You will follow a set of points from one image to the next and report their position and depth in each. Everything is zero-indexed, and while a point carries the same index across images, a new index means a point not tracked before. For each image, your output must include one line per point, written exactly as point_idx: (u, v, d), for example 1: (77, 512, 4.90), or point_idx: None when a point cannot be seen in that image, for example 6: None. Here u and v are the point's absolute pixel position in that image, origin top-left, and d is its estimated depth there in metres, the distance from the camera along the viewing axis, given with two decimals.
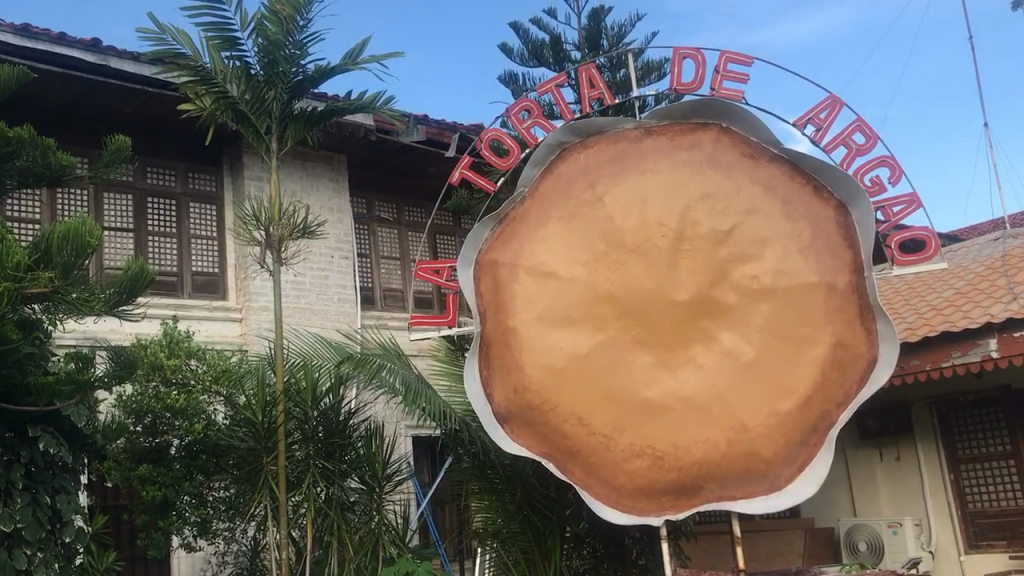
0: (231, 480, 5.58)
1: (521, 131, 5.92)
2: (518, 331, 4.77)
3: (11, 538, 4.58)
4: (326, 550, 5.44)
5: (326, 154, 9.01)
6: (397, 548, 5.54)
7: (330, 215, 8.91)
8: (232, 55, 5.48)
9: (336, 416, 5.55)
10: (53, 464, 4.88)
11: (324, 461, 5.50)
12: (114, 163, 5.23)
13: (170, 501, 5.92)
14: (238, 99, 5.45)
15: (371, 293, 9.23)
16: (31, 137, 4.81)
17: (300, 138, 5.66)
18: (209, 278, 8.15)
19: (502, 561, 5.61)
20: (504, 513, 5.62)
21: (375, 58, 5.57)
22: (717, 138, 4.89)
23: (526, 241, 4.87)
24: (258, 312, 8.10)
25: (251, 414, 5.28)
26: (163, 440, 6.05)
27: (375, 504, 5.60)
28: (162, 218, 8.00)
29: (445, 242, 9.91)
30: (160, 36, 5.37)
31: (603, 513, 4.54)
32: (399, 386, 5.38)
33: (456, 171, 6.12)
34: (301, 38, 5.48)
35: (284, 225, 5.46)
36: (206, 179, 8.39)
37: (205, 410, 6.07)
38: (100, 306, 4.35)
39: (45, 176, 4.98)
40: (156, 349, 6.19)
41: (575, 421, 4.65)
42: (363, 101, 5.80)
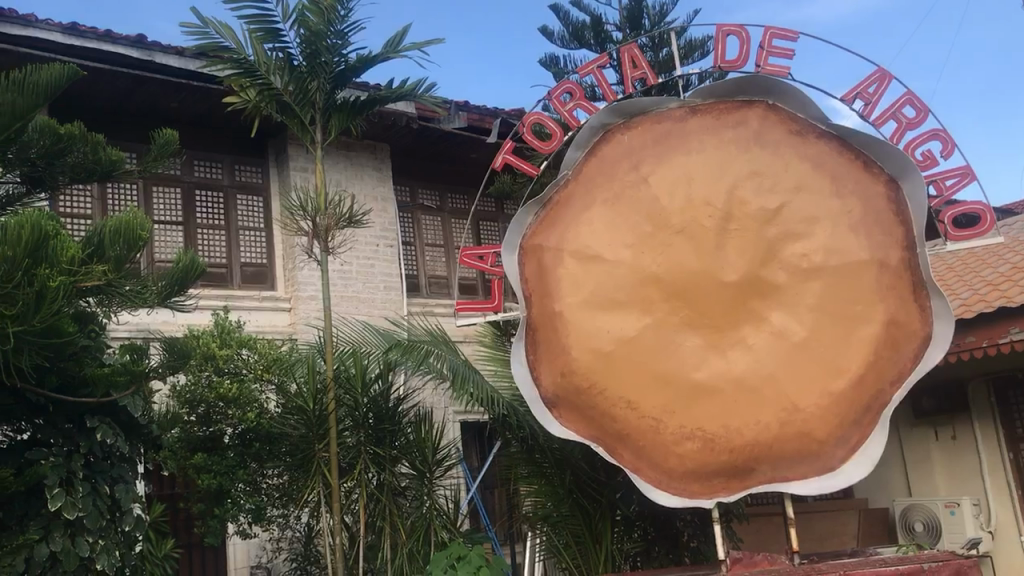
0: (285, 468, 5.66)
1: (564, 114, 5.85)
2: (564, 316, 4.74)
3: (73, 527, 4.67)
4: (379, 535, 5.52)
5: (369, 143, 9.05)
6: (449, 533, 5.58)
7: (375, 204, 8.95)
8: (274, 46, 5.51)
9: (386, 403, 5.60)
10: (111, 454, 4.98)
11: (376, 447, 5.57)
12: (162, 156, 5.29)
13: (225, 490, 6.02)
14: (282, 91, 5.49)
15: (416, 280, 9.27)
16: (81, 133, 4.91)
17: (343, 128, 5.70)
18: (258, 269, 8.24)
19: (552, 545, 5.61)
20: (554, 497, 5.60)
21: (415, 45, 5.57)
22: (764, 116, 4.82)
23: (570, 224, 4.83)
24: (307, 301, 8.18)
25: (303, 402, 5.35)
26: (217, 429, 6.12)
27: (426, 488, 5.64)
28: (210, 210, 8.11)
29: (488, 228, 9.92)
30: (203, 30, 5.43)
31: (653, 496, 4.53)
32: (446, 372, 5.40)
33: (499, 156, 6.07)
34: (343, 27, 5.50)
35: (330, 215, 5.51)
36: (252, 170, 8.47)
37: (257, 399, 6.16)
38: (154, 299, 4.46)
39: (96, 171, 5.07)
40: (208, 340, 6.26)
41: (624, 405, 4.64)
42: (404, 89, 5.80)
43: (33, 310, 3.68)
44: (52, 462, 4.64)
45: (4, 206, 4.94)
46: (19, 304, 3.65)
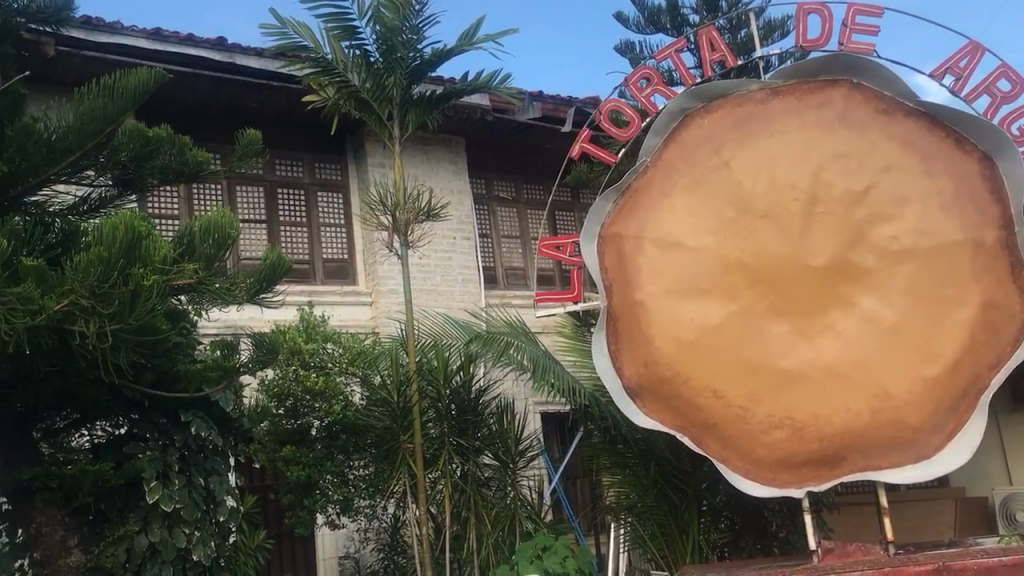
0: (371, 459, 5.74)
1: (641, 99, 5.73)
2: (645, 305, 4.70)
3: (171, 518, 4.80)
4: (465, 525, 5.56)
5: (445, 136, 9.10)
6: (534, 523, 5.63)
7: (452, 197, 9.00)
8: (352, 43, 5.57)
9: (468, 394, 5.61)
10: (204, 448, 5.10)
11: (459, 438, 5.61)
12: (248, 155, 5.39)
13: (313, 481, 6.12)
14: (360, 88, 5.54)
15: (494, 273, 9.28)
16: (168, 136, 5.01)
17: (420, 123, 5.73)
18: (339, 264, 8.38)
19: (638, 536, 5.58)
20: (638, 487, 5.54)
21: (490, 37, 5.56)
22: (849, 95, 4.67)
23: (650, 212, 4.77)
24: (387, 295, 8.28)
25: (387, 394, 5.43)
26: (305, 421, 6.23)
27: (510, 479, 5.70)
28: (292, 208, 8.26)
29: (565, 218, 9.87)
30: (282, 31, 5.51)
31: (741, 485, 4.47)
32: (527, 363, 5.41)
33: (575, 145, 5.98)
34: (417, 22, 5.52)
35: (409, 209, 5.54)
36: (331, 168, 8.60)
37: (342, 392, 6.31)
38: (244, 294, 4.59)
39: (184, 173, 5.18)
40: (295, 335, 6.47)
41: (710, 394, 4.59)
42: (479, 82, 5.82)
43: (128, 309, 3.79)
44: (149, 456, 4.79)
45: (97, 208, 5.27)
46: (115, 303, 3.76)
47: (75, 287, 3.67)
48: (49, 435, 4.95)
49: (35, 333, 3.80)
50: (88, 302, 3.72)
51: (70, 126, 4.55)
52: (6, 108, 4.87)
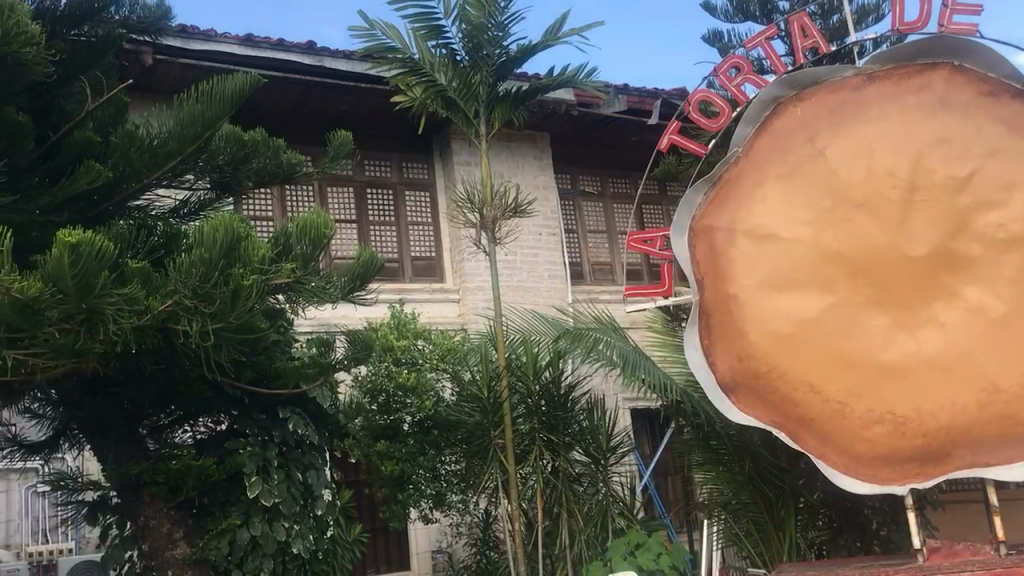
0: (463, 454, 5.80)
1: (731, 89, 5.63)
2: (738, 298, 4.63)
3: (271, 512, 4.91)
4: (557, 521, 5.55)
5: (530, 132, 9.11)
6: (626, 520, 5.59)
7: (538, 193, 9.00)
8: (438, 43, 5.61)
9: (557, 390, 5.68)
10: (302, 443, 5.19)
11: (550, 434, 5.61)
12: (339, 157, 5.45)
13: (407, 476, 6.22)
14: (447, 87, 5.59)
15: (581, 268, 9.25)
16: (264, 139, 5.13)
17: (507, 120, 5.74)
18: (428, 262, 8.48)
19: (733, 533, 5.48)
20: (732, 484, 5.46)
21: (575, 31, 5.53)
22: (950, 78, 4.51)
23: (742, 204, 4.68)
24: (474, 292, 8.35)
25: (477, 390, 5.48)
26: (396, 417, 6.32)
27: (602, 475, 5.67)
28: (382, 207, 8.40)
29: (652, 212, 9.77)
30: (370, 32, 5.59)
31: (843, 483, 4.37)
32: (617, 359, 5.33)
33: (664, 136, 5.92)
34: (503, 19, 5.53)
35: (496, 206, 5.56)
36: (419, 167, 8.69)
37: (433, 388, 6.37)
38: (338, 292, 4.67)
39: (278, 175, 5.29)
40: (386, 332, 6.55)
41: (807, 388, 4.51)
42: (564, 76, 5.78)
43: (229, 308, 3.91)
44: (250, 451, 4.93)
45: (196, 211, 5.43)
46: (216, 302, 3.88)
47: (178, 288, 3.78)
48: (156, 432, 5.19)
49: (141, 333, 3.93)
50: (191, 301, 3.83)
51: (171, 132, 4.69)
52: (110, 117, 5.10)
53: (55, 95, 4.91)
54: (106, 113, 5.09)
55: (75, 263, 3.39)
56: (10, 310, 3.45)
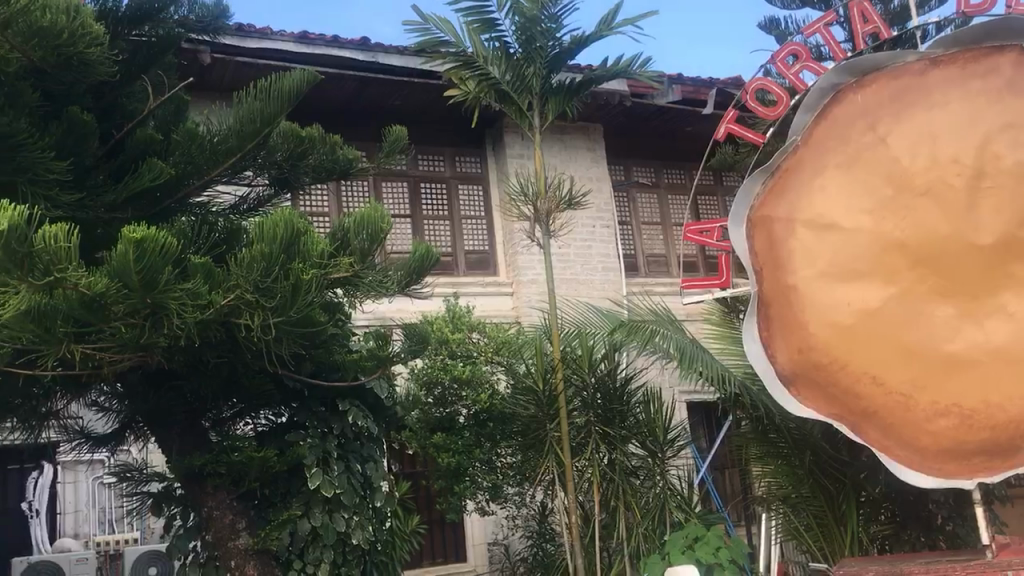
0: (518, 448, 5.81)
1: (790, 77, 5.54)
2: (799, 289, 4.56)
3: (331, 504, 4.98)
4: (613, 515, 5.52)
5: (582, 124, 9.07)
6: (684, 513, 5.56)
7: (592, 184, 8.95)
8: (491, 36, 5.60)
9: (613, 383, 5.63)
10: (360, 435, 5.26)
11: (606, 427, 5.57)
12: (394, 152, 5.43)
13: (463, 469, 6.25)
14: (500, 80, 5.59)
15: (635, 260, 9.19)
16: (320, 136, 5.20)
17: (561, 111, 5.72)
18: (481, 255, 8.51)
19: (792, 527, 5.44)
20: (792, 477, 5.41)
21: (629, 21, 5.47)
22: (1018, 62, 4.46)
23: (802, 193, 4.60)
24: (528, 285, 8.38)
25: (533, 382, 5.48)
26: (453, 410, 6.42)
27: (659, 468, 5.65)
28: (436, 201, 8.44)
29: (708, 202, 9.68)
30: (424, 26, 5.60)
31: (912, 479, 4.34)
32: (674, 352, 5.30)
33: (721, 126, 5.84)
34: (556, 10, 5.48)
35: (551, 198, 5.53)
36: (472, 161, 8.71)
37: (489, 380, 6.40)
38: (394, 287, 4.69)
39: (335, 171, 5.36)
40: (441, 325, 6.66)
41: (869, 380, 4.46)
42: (619, 66, 5.72)
43: (289, 302, 3.96)
44: (310, 443, 4.98)
45: (255, 207, 5.51)
46: (277, 297, 3.93)
47: (241, 282, 3.83)
48: (218, 424, 5.31)
49: (204, 327, 4.00)
50: (253, 296, 3.88)
51: (230, 130, 4.75)
52: (170, 115, 5.20)
53: (117, 95, 5.02)
54: (166, 111, 5.18)
55: (140, 259, 3.43)
56: (79, 305, 3.55)
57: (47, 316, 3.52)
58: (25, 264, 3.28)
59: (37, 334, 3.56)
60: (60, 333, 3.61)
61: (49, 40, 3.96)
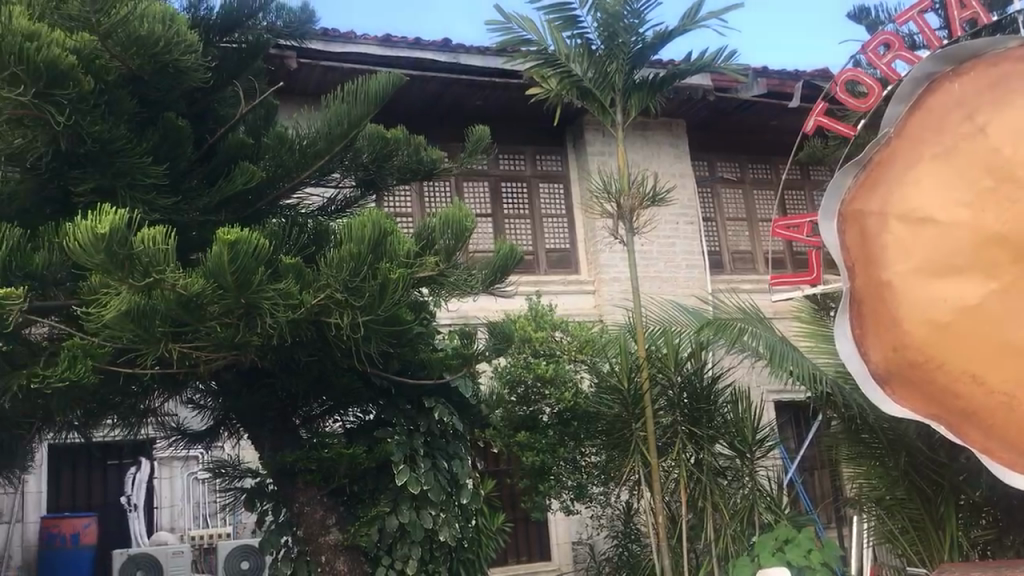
0: (602, 447, 5.76)
1: (882, 67, 5.39)
2: (893, 285, 4.45)
3: (418, 500, 5.01)
4: (700, 515, 5.45)
5: (665, 120, 8.97)
6: (774, 515, 5.42)
7: (675, 181, 8.85)
8: (573, 33, 5.58)
9: (700, 381, 5.56)
10: (446, 432, 5.27)
11: (693, 427, 5.52)
12: (477, 152, 5.38)
13: (548, 467, 6.28)
14: (583, 77, 5.56)
15: (720, 257, 9.07)
16: (404, 137, 5.25)
17: (644, 107, 5.66)
18: (563, 254, 8.50)
19: (886, 530, 5.28)
20: (886, 479, 5.25)
21: (713, 14, 5.38)
22: None
23: (895, 186, 4.51)
24: (611, 283, 8.36)
25: (617, 381, 5.41)
26: (536, 408, 6.45)
27: (748, 469, 5.53)
28: (518, 201, 8.46)
29: (795, 197, 9.48)
30: (506, 26, 5.62)
31: (1017, 483, 4.16)
32: (763, 350, 5.23)
33: (809, 119, 5.72)
34: (639, 5, 5.43)
35: (634, 195, 5.47)
36: (553, 159, 8.69)
37: (573, 379, 6.41)
38: (478, 285, 4.70)
39: (419, 172, 5.39)
40: (524, 324, 6.71)
41: (968, 379, 4.33)
42: (702, 60, 5.63)
43: (376, 301, 3.98)
44: (398, 440, 5.03)
45: (342, 209, 5.56)
46: (365, 296, 3.95)
47: (331, 282, 3.90)
48: (308, 421, 5.40)
49: (295, 326, 4.09)
50: (342, 295, 3.94)
51: (319, 132, 4.83)
52: (261, 120, 5.33)
53: (210, 100, 5.16)
54: (257, 115, 5.31)
55: (234, 260, 3.52)
56: (176, 305, 3.64)
57: (145, 315, 3.62)
58: (126, 265, 3.40)
59: (136, 333, 3.67)
60: (158, 332, 3.72)
61: (147, 48, 4.09)
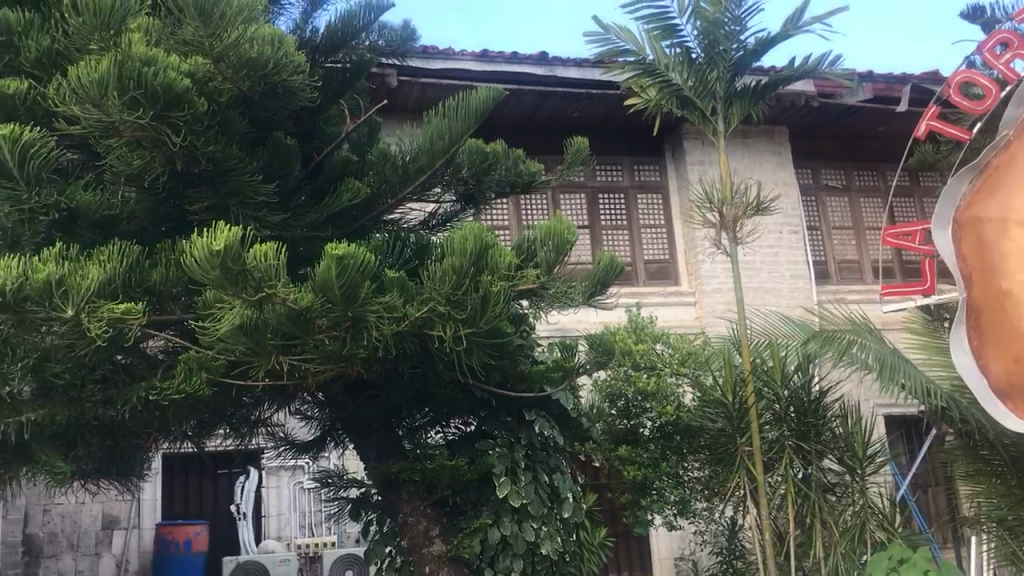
0: (706, 461, 5.66)
1: (999, 68, 5.20)
2: (1011, 292, 4.66)
3: (520, 513, 5.00)
4: (809, 533, 5.27)
5: (767, 127, 8.80)
6: (886, 533, 5.26)
7: (779, 189, 8.66)
8: (673, 42, 5.53)
9: (807, 396, 5.37)
10: (547, 445, 5.27)
11: (801, 441, 5.36)
12: (575, 163, 5.36)
13: (651, 482, 6.22)
14: (683, 86, 5.49)
15: (825, 267, 8.83)
16: (504, 150, 5.28)
17: (746, 115, 5.55)
18: (662, 265, 8.42)
19: (1009, 552, 4.94)
20: (1009, 499, 4.96)
21: (817, 18, 5.26)
22: None
23: (1011, 195, 4.75)
24: (712, 294, 8.22)
25: (722, 395, 5.29)
26: (637, 422, 6.38)
27: (859, 486, 5.33)
28: (615, 212, 8.43)
29: (904, 205, 9.17)
30: (605, 36, 5.61)
31: None
32: (873, 363, 5.11)
33: (921, 123, 5.54)
34: (740, 11, 5.35)
35: (737, 204, 5.35)
36: (652, 169, 8.62)
37: (676, 393, 6.33)
38: (580, 295, 4.65)
39: (519, 184, 5.42)
40: (625, 336, 6.65)
41: None
42: (807, 66, 5.49)
43: (479, 313, 3.99)
44: (499, 452, 5.04)
45: (443, 223, 5.64)
46: (468, 308, 3.97)
47: (433, 295, 3.95)
48: (412, 432, 5.47)
49: (399, 339, 4.18)
50: (445, 309, 3.98)
51: (421, 147, 4.89)
52: (365, 137, 5.44)
53: (316, 119, 5.29)
54: (361, 133, 5.42)
55: (341, 274, 3.58)
56: (287, 319, 3.74)
57: (257, 329, 3.73)
58: (239, 280, 3.50)
59: (248, 346, 3.80)
60: (268, 345, 3.83)
61: (257, 70, 4.23)
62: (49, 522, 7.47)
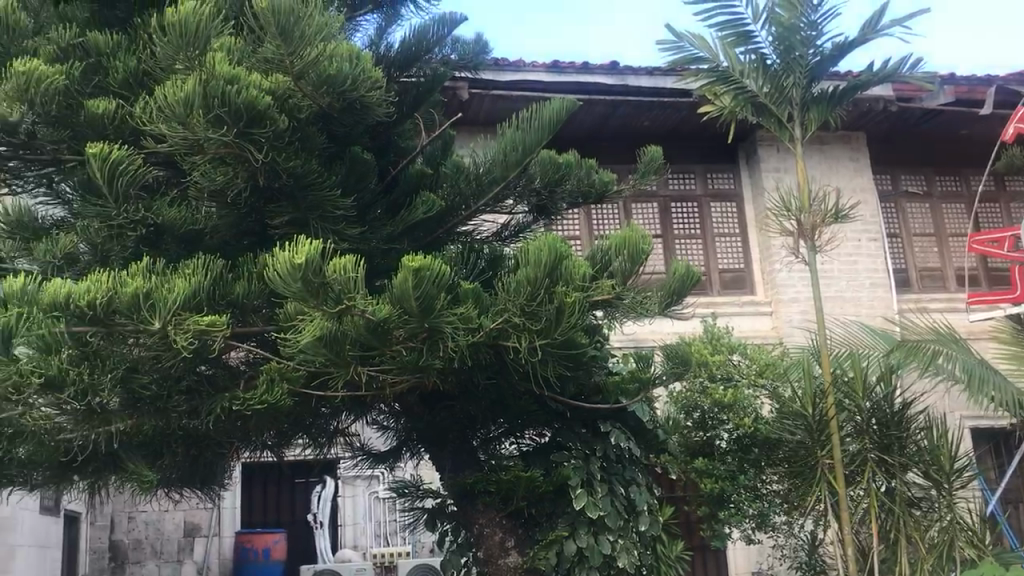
0: (785, 474, 5.55)
1: None
2: None
3: (596, 525, 4.97)
4: (893, 548, 5.10)
5: (845, 133, 8.61)
6: (977, 550, 5.08)
7: (857, 196, 8.47)
8: (747, 49, 5.46)
9: (891, 408, 5.21)
10: (623, 457, 5.24)
11: (884, 454, 5.20)
12: (649, 173, 5.32)
13: (727, 495, 6.11)
14: (758, 93, 5.42)
15: (907, 275, 8.60)
16: (577, 160, 5.27)
17: (824, 121, 5.44)
18: (737, 274, 8.29)
19: None
20: None
21: (896, 21, 5.15)
22: None
23: None
24: (789, 304, 8.07)
25: (802, 406, 5.18)
26: (713, 434, 6.29)
27: (947, 501, 5.17)
28: (688, 221, 8.35)
29: (989, 211, 8.89)
30: (678, 44, 5.56)
31: None
32: (961, 374, 5.27)
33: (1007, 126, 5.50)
34: (816, 17, 5.26)
35: (816, 212, 5.24)
36: (725, 178, 8.53)
37: (754, 404, 6.23)
38: (655, 305, 4.58)
39: (592, 195, 5.39)
40: (700, 347, 6.57)
41: None
42: (886, 70, 5.38)
43: (554, 324, 3.98)
44: (574, 464, 5.02)
45: (516, 234, 5.64)
46: (543, 319, 3.97)
47: (508, 306, 3.97)
48: (486, 444, 5.45)
49: (474, 350, 4.19)
50: (520, 320, 3.99)
51: (495, 160, 4.93)
52: (438, 151, 5.49)
53: (391, 132, 5.35)
54: (434, 146, 5.47)
55: (418, 286, 3.62)
56: (364, 330, 3.78)
57: (336, 340, 3.78)
58: (320, 292, 3.58)
59: (328, 357, 3.85)
60: (347, 356, 3.88)
61: (336, 87, 4.31)
62: (134, 529, 7.75)
